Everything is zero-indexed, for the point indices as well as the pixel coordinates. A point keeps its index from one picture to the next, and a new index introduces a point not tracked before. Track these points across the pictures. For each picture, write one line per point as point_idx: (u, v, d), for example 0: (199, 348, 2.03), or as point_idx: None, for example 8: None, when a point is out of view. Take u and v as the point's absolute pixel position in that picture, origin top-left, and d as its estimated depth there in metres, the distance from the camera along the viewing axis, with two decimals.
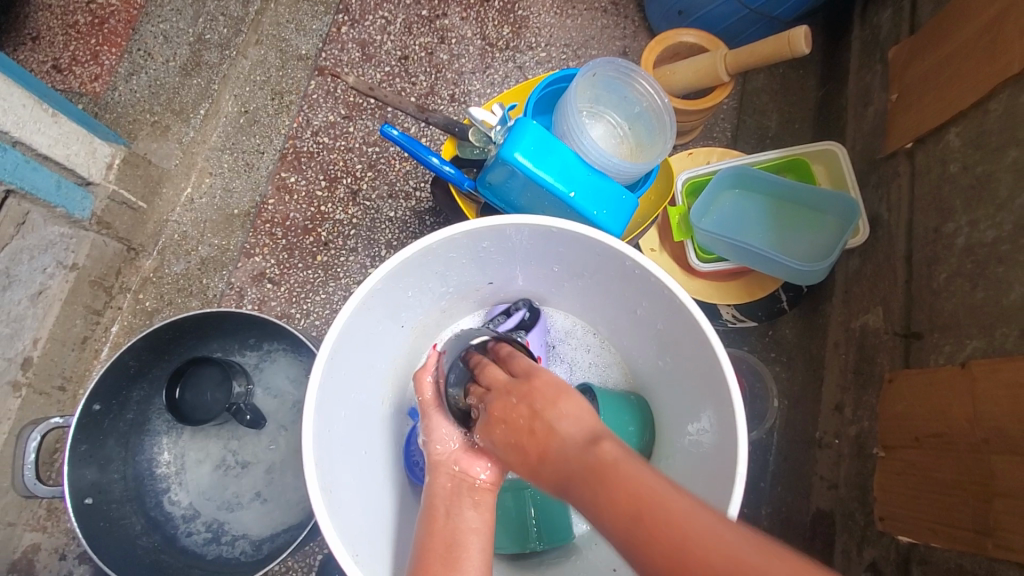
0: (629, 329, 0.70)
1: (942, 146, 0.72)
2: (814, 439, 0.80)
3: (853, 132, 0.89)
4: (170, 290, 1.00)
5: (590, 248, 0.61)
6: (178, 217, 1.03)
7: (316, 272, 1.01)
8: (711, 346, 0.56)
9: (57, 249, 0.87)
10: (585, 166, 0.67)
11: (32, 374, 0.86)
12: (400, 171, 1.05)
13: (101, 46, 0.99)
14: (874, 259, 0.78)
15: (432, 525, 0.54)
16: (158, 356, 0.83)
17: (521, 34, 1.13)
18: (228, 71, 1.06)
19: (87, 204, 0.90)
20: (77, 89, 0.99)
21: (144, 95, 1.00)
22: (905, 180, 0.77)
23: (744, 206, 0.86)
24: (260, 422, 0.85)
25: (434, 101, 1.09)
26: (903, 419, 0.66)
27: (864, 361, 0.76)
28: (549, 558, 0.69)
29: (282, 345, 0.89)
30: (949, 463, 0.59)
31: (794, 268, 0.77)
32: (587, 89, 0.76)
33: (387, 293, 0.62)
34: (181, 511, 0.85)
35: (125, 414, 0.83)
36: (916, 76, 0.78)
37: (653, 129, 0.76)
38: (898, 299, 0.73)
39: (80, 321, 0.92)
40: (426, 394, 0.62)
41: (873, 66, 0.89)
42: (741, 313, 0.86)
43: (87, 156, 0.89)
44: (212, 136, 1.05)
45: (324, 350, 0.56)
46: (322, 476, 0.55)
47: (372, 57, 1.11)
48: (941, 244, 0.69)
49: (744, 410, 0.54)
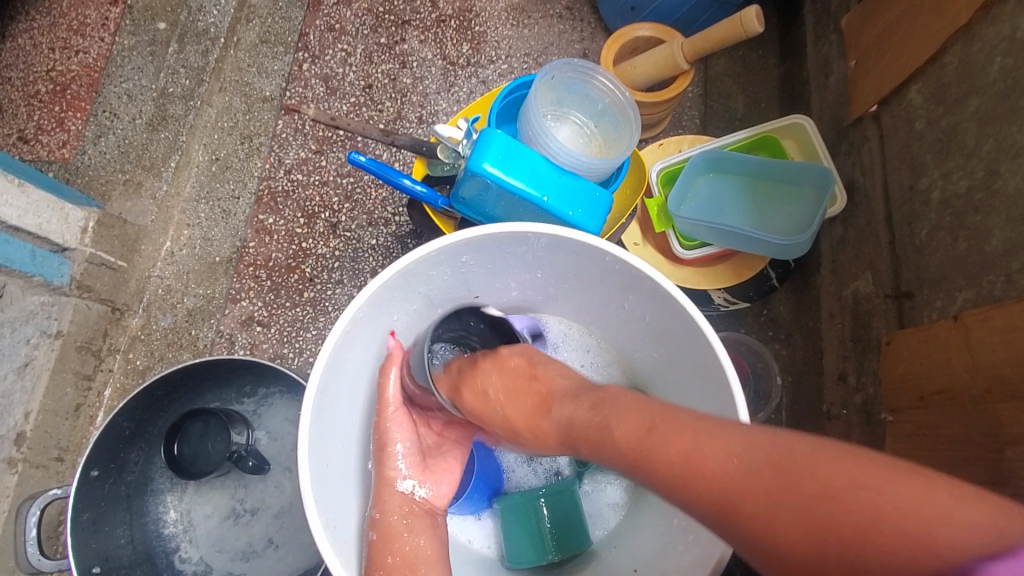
0: (620, 325, 0.70)
1: (906, 106, 0.72)
2: (822, 412, 0.79)
3: (818, 104, 0.90)
4: (160, 345, 0.99)
5: (570, 249, 0.60)
6: (160, 271, 1.02)
7: (305, 309, 1.00)
8: (705, 334, 0.56)
9: (39, 317, 0.86)
10: (555, 168, 0.67)
11: (27, 449, 0.84)
12: (377, 199, 1.05)
13: (65, 112, 1.01)
14: (855, 226, 0.78)
15: (393, 543, 0.56)
16: (153, 414, 0.82)
17: (480, 49, 1.14)
18: (194, 121, 1.04)
19: (65, 269, 0.89)
20: (46, 157, 0.99)
21: (114, 156, 0.99)
22: (875, 143, 0.77)
23: (720, 188, 0.85)
24: (264, 467, 0.84)
25: (403, 125, 1.09)
26: (906, 379, 0.65)
27: (861, 328, 0.75)
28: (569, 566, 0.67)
29: (277, 388, 0.88)
30: (957, 419, 0.59)
31: (777, 243, 0.77)
32: (549, 92, 0.76)
33: (371, 318, 0.62)
34: (194, 568, 0.83)
35: (125, 476, 0.82)
36: (871, 40, 0.79)
37: (619, 123, 0.76)
38: (885, 261, 0.73)
39: (71, 389, 0.91)
40: (387, 395, 0.62)
41: (829, 37, 0.90)
42: (733, 296, 0.85)
43: (60, 222, 0.88)
44: (185, 188, 1.04)
45: (312, 385, 0.55)
46: (323, 512, 0.55)
47: (337, 89, 1.11)
48: (918, 200, 0.69)
49: (744, 393, 0.54)
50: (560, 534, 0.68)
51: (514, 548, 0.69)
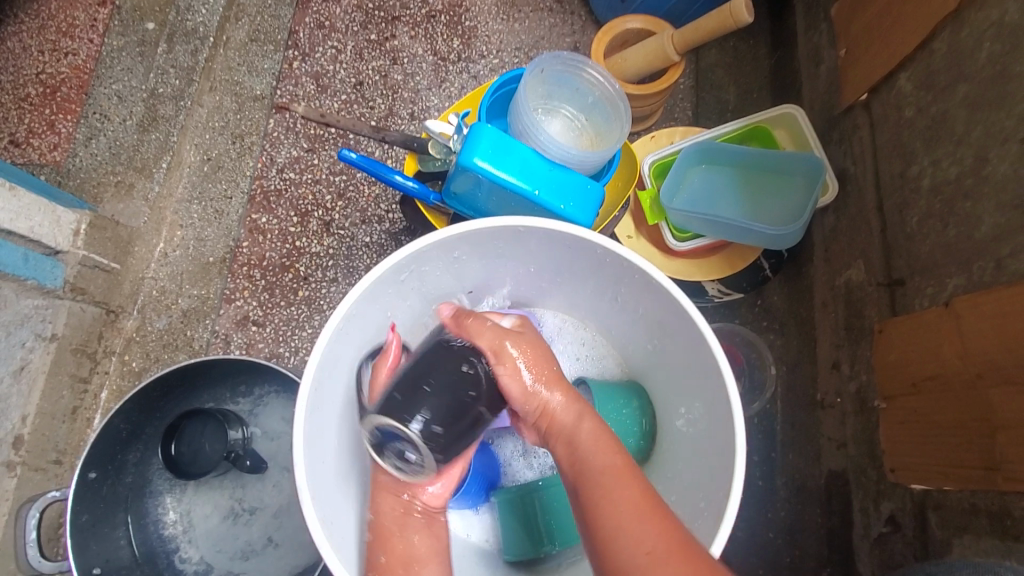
0: (614, 317, 0.70)
1: (896, 93, 0.72)
2: (816, 401, 0.80)
3: (809, 93, 0.90)
4: (156, 346, 0.99)
5: (562, 243, 0.60)
6: (154, 272, 1.02)
7: (300, 308, 1.00)
8: (699, 327, 0.56)
9: (34, 321, 0.86)
10: (546, 162, 0.67)
11: (25, 452, 0.84)
12: (370, 196, 1.05)
13: (56, 115, 0.99)
14: (847, 214, 0.78)
15: (386, 544, 0.59)
16: (149, 415, 0.82)
17: (471, 44, 1.13)
18: (185, 121, 1.04)
19: (58, 272, 0.88)
20: (37, 160, 0.98)
21: (105, 157, 0.98)
22: (865, 131, 0.77)
23: (713, 178, 0.85)
24: (262, 465, 0.85)
25: (395, 122, 1.09)
26: (898, 366, 0.66)
27: (853, 316, 0.75)
28: (567, 558, 0.67)
29: (273, 387, 0.88)
30: (947, 404, 0.59)
31: (769, 234, 0.77)
32: (539, 86, 0.76)
33: (363, 315, 0.62)
34: (194, 568, 0.83)
35: (123, 478, 0.82)
36: (861, 28, 0.79)
37: (610, 115, 0.76)
38: (876, 250, 0.73)
39: (67, 392, 0.90)
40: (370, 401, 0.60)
41: (819, 26, 0.90)
42: (727, 287, 0.85)
43: (51, 225, 0.87)
44: (178, 189, 1.04)
45: (306, 383, 0.55)
46: (320, 511, 0.55)
47: (328, 87, 1.11)
48: (909, 188, 0.69)
49: (737, 384, 0.54)
50: (556, 526, 0.68)
51: (512, 542, 0.69)
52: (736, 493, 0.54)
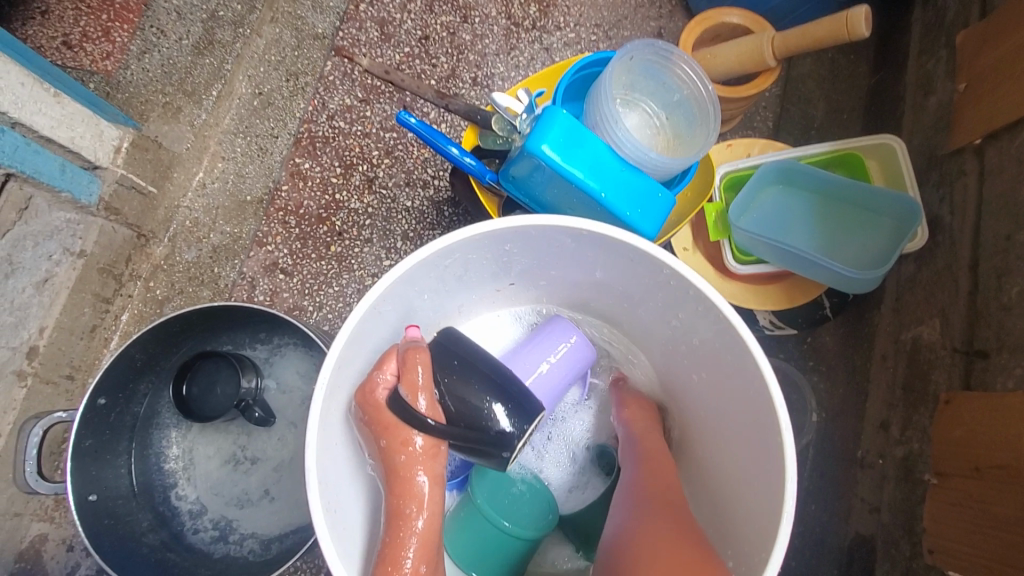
0: (663, 340, 0.64)
1: (1018, 145, 0.65)
2: (855, 457, 0.75)
3: (911, 125, 0.82)
4: (181, 278, 0.97)
5: (626, 253, 0.55)
6: (189, 203, 0.98)
7: (330, 263, 0.98)
8: (760, 369, 0.50)
9: (63, 235, 0.83)
10: (618, 160, 0.61)
11: (38, 363, 0.83)
12: (418, 159, 1.01)
13: (112, 22, 0.90)
14: (931, 266, 0.72)
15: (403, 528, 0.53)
16: (166, 349, 0.80)
17: (548, 13, 1.06)
18: (242, 50, 0.96)
19: (94, 189, 0.86)
20: (88, 67, 0.90)
21: (156, 74, 0.91)
22: (971, 180, 0.70)
23: (788, 203, 0.79)
24: (270, 419, 0.81)
25: (456, 85, 1.03)
26: (962, 444, 0.61)
27: (916, 378, 0.70)
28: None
29: (291, 339, 0.86)
30: (1012, 499, 0.55)
31: (845, 274, 0.70)
32: (623, 74, 0.69)
33: (402, 294, 0.58)
34: (189, 507, 0.82)
35: (132, 407, 0.81)
36: (989, 63, 0.71)
37: (694, 119, 0.70)
38: (958, 313, 0.67)
39: (88, 310, 0.88)
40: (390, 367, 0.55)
41: (936, 52, 0.81)
42: (780, 320, 0.79)
43: (93, 139, 0.84)
44: (224, 119, 0.97)
45: (330, 359, 0.51)
46: (325, 498, 0.51)
47: (391, 37, 1.05)
48: (1014, 253, 0.62)
49: (794, 440, 0.48)
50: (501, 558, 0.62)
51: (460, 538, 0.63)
52: (776, 559, 0.47)
